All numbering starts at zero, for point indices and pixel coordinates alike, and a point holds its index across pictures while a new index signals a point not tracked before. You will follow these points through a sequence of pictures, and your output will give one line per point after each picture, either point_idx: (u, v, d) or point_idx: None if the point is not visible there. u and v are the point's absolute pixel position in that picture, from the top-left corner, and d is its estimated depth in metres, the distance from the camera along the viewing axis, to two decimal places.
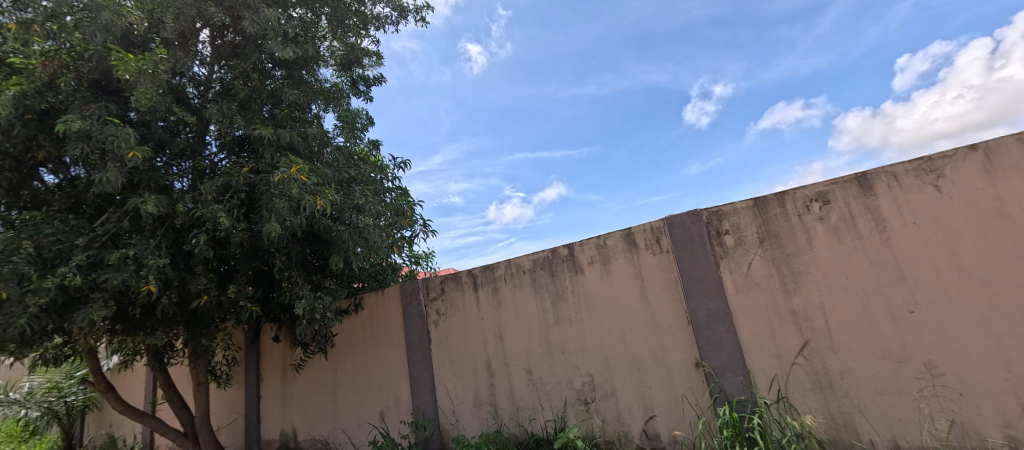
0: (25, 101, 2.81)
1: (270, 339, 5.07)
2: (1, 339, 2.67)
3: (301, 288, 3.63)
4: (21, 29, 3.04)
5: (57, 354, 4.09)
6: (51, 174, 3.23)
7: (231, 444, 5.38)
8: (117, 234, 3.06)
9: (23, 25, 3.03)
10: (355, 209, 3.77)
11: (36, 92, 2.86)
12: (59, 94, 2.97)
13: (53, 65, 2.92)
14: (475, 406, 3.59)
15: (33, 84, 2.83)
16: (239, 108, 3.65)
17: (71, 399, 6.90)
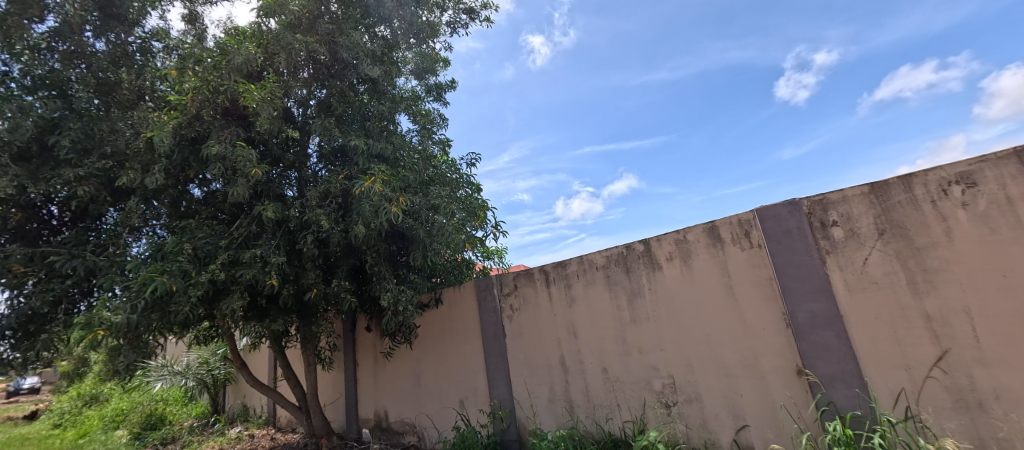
0: (181, 131, 3.49)
1: (363, 328, 5.62)
2: (173, 323, 3.36)
3: (388, 281, 3.97)
4: (176, 75, 3.75)
5: (205, 336, 4.98)
6: (198, 188, 3.95)
7: (335, 419, 6.09)
8: (246, 237, 3.65)
9: (181, 71, 3.79)
10: (432, 210, 3.98)
11: (186, 121, 3.54)
12: (203, 123, 3.63)
13: (199, 98, 3.58)
14: (550, 402, 3.62)
15: (186, 116, 3.51)
16: (336, 122, 4.14)
17: (216, 372, 8.43)
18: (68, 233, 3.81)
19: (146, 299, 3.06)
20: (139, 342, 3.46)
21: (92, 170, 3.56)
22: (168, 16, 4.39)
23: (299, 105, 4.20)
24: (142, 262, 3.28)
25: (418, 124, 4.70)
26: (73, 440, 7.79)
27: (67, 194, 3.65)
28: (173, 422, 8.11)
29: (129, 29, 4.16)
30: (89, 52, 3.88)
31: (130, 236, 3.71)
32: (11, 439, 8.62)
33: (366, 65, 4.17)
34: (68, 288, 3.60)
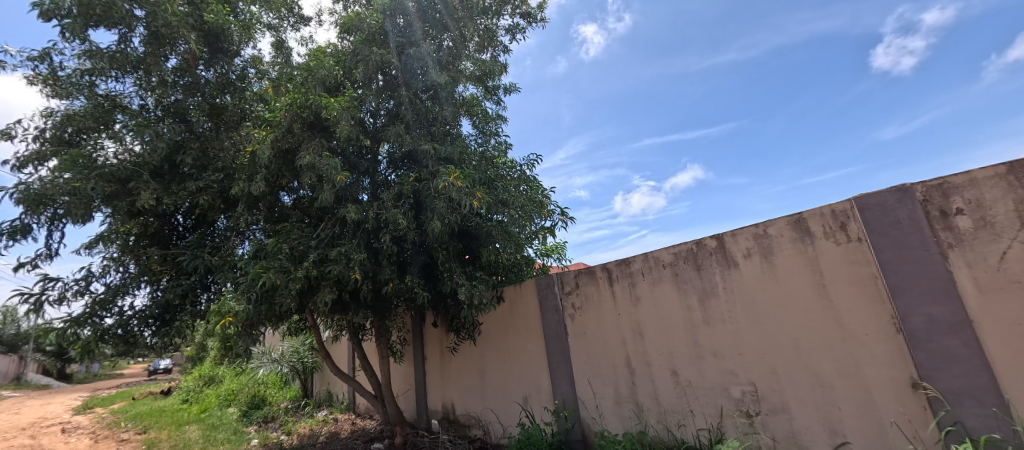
0: (277, 144, 3.94)
1: (430, 324, 5.90)
2: (277, 313, 3.80)
3: (459, 277, 4.14)
4: (270, 95, 4.25)
5: (296, 327, 5.56)
6: (288, 195, 4.41)
7: (407, 409, 6.47)
8: (331, 237, 4.03)
9: (276, 88, 4.29)
10: (500, 205, 4.13)
11: (281, 136, 3.99)
12: (294, 135, 4.05)
13: (291, 113, 3.98)
14: (616, 404, 3.51)
15: (280, 130, 3.92)
16: (404, 128, 4.40)
17: (306, 360, 9.39)
18: (190, 238, 4.47)
19: (256, 292, 3.51)
20: (248, 331, 3.95)
21: (208, 182, 4.18)
22: (261, 45, 4.98)
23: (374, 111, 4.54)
24: (250, 260, 3.76)
25: (478, 126, 4.83)
26: (197, 414, 9.16)
27: (189, 204, 4.30)
28: (272, 403, 9.18)
29: (232, 58, 4.77)
30: (203, 82, 4.51)
31: (236, 239, 4.26)
32: (152, 410, 10.35)
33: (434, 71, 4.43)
34: (193, 284, 4.25)
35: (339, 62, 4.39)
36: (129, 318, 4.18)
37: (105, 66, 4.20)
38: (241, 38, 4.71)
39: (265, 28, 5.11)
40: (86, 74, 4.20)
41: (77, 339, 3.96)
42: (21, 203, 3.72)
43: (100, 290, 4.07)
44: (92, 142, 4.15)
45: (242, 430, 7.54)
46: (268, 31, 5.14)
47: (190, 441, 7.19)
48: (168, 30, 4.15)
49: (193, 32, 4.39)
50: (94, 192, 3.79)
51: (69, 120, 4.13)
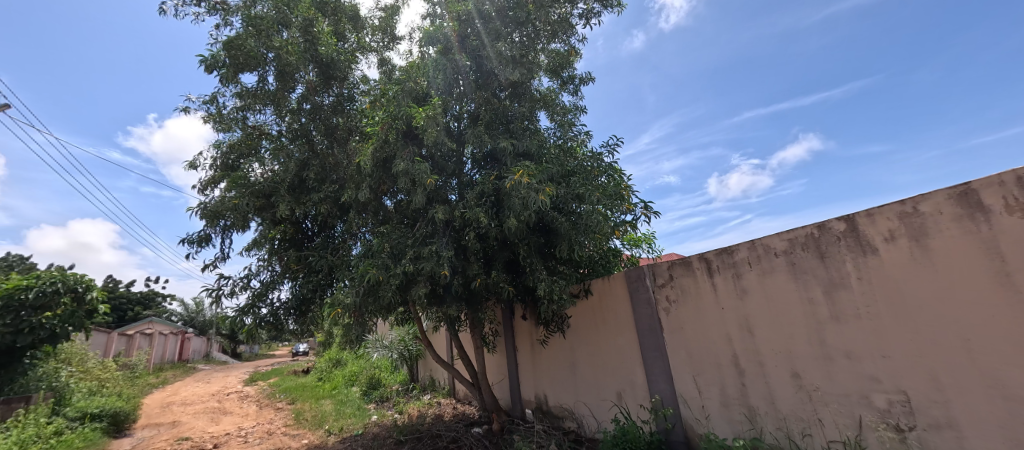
0: (377, 155, 4.40)
1: (520, 316, 6.06)
2: (382, 306, 4.26)
3: (541, 272, 4.18)
4: (371, 111, 4.77)
5: (402, 318, 6.16)
6: (389, 199, 4.90)
7: (502, 397, 6.75)
8: (425, 236, 4.39)
9: (376, 104, 4.81)
10: (577, 199, 4.07)
11: (380, 146, 4.41)
12: (389, 145, 4.46)
13: (387, 126, 4.43)
14: (724, 406, 3.22)
15: (379, 142, 4.38)
16: (486, 129, 4.58)
17: (411, 348, 10.38)
18: (316, 241, 5.22)
19: (365, 287, 3.98)
20: (362, 321, 4.51)
21: (327, 193, 4.86)
22: (365, 67, 5.60)
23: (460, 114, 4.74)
24: (361, 259, 4.28)
25: (555, 118, 4.80)
26: (329, 391, 10.76)
27: (314, 211, 5.04)
28: (386, 385, 10.34)
29: (342, 83, 5.40)
30: (319, 106, 5.23)
31: (351, 241, 4.89)
32: (297, 386, 12.43)
33: (510, 69, 4.54)
34: (319, 280, 4.97)
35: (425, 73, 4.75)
36: (277, 309, 5.08)
37: (251, 102, 5.15)
38: (346, 63, 5.35)
39: (366, 52, 5.74)
40: (239, 111, 5.19)
41: (243, 325, 4.94)
42: (203, 218, 4.76)
43: (257, 286, 4.99)
44: (247, 166, 5.13)
45: (365, 407, 8.66)
46: (370, 54, 5.76)
47: (326, 412, 8.50)
48: (292, 66, 4.90)
49: (310, 65, 5.12)
50: (247, 206, 4.67)
51: (230, 149, 5.16)
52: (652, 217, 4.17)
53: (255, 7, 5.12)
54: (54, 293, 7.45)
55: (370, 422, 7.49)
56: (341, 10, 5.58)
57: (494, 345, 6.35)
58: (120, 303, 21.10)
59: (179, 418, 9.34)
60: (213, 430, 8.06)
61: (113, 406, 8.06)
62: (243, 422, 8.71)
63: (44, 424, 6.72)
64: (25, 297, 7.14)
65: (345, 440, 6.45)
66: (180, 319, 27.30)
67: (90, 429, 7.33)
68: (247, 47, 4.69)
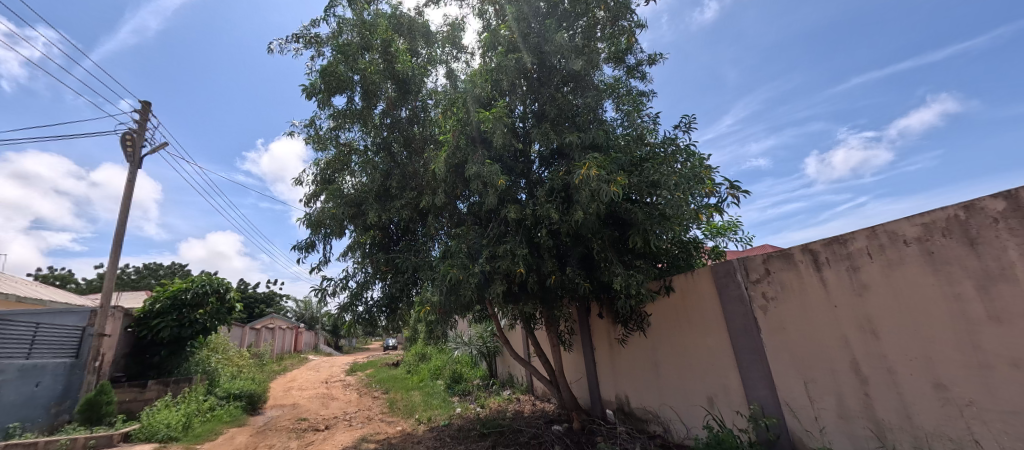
0: (451, 160, 4.62)
1: (596, 314, 5.92)
2: (462, 303, 4.44)
3: (616, 266, 4.04)
4: (443, 119, 5.00)
5: (479, 316, 6.37)
6: (463, 202, 5.09)
7: (581, 396, 6.66)
8: (499, 235, 4.48)
9: (447, 112, 5.07)
10: (651, 187, 3.87)
11: (452, 153, 4.64)
12: (459, 151, 4.64)
13: (457, 131, 4.63)
14: (842, 419, 2.80)
15: (452, 148, 4.62)
16: (552, 125, 4.54)
17: (490, 344, 10.72)
18: (400, 245, 5.61)
19: (447, 286, 4.21)
20: (444, 318, 4.78)
21: (409, 200, 5.23)
22: (436, 79, 5.89)
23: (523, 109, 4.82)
24: (441, 259, 4.52)
25: (621, 107, 4.62)
26: (417, 383, 11.57)
27: (398, 217, 5.45)
28: (467, 379, 10.82)
29: (416, 95, 5.73)
30: (397, 120, 5.66)
31: (431, 242, 5.20)
32: (390, 377, 13.56)
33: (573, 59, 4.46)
34: (405, 280, 5.36)
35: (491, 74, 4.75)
36: (371, 306, 5.60)
37: (342, 122, 5.74)
38: (419, 77, 5.71)
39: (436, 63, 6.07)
40: (333, 131, 5.80)
41: (345, 321, 5.59)
42: (308, 226, 5.45)
43: (354, 286, 5.56)
44: (341, 179, 5.73)
45: (449, 400, 9.14)
46: (440, 66, 6.04)
47: (416, 403, 9.15)
48: (374, 84, 5.39)
49: (388, 82, 5.58)
50: (342, 214, 5.23)
51: (327, 166, 5.82)
52: (740, 199, 3.78)
53: (341, 36, 5.69)
54: (204, 293, 9.39)
55: (455, 414, 7.89)
56: (413, 28, 5.98)
57: (570, 343, 6.28)
58: (251, 301, 25.00)
59: (297, 401, 10.75)
60: (324, 414, 9.15)
61: (249, 388, 9.56)
62: (347, 407, 9.74)
63: (202, 401, 8.21)
64: (185, 297, 9.07)
65: (434, 429, 6.88)
66: (295, 315, 31.40)
67: (233, 406, 8.76)
68: (336, 72, 5.21)
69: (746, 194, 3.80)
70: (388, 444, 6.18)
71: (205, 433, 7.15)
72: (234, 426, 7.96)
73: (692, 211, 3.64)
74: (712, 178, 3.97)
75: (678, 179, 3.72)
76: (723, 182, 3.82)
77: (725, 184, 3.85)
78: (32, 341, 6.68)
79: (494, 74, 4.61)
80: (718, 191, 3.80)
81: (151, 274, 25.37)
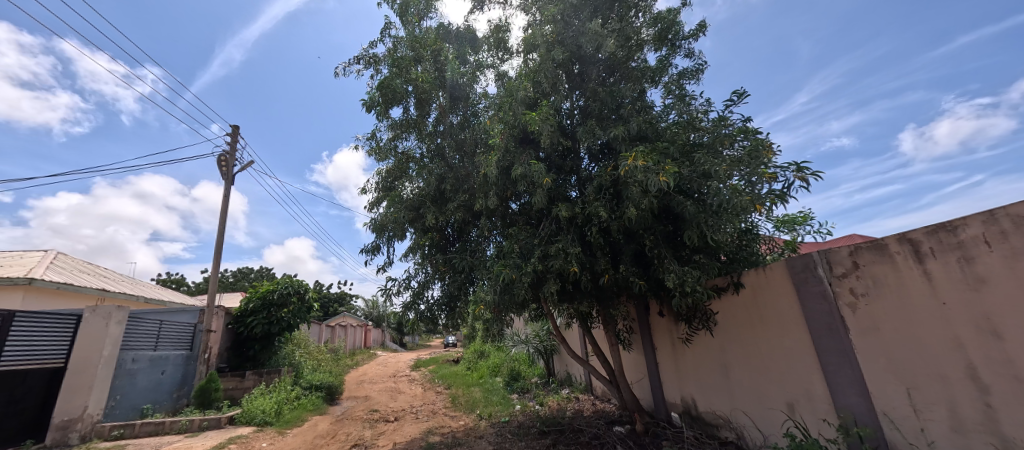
0: (502, 164, 4.65)
1: (657, 313, 5.67)
2: (516, 303, 4.48)
3: (671, 263, 3.84)
4: (490, 123, 5.08)
5: (535, 315, 6.38)
6: (515, 202, 5.11)
7: (643, 398, 6.41)
8: (550, 234, 4.44)
9: (493, 115, 5.16)
10: (703, 177, 3.62)
11: (502, 156, 4.67)
12: (508, 155, 4.66)
13: (505, 135, 4.62)
14: (957, 434, 2.40)
15: (502, 155, 4.60)
16: (598, 120, 4.44)
17: (546, 343, 10.73)
18: (456, 246, 5.78)
19: (501, 286, 4.28)
20: (499, 317, 4.86)
21: (462, 202, 5.41)
22: (485, 84, 5.99)
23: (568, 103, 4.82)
24: (495, 259, 4.61)
25: (671, 92, 4.46)
26: (477, 379, 11.89)
27: (453, 219, 5.65)
28: (525, 377, 10.91)
29: (468, 101, 5.97)
30: (451, 126, 5.92)
31: (486, 243, 5.33)
32: (451, 373, 14.07)
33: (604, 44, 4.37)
34: (462, 280, 5.54)
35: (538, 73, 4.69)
36: (432, 305, 5.89)
37: (400, 132, 6.06)
38: (468, 83, 5.89)
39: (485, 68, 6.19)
40: (392, 141, 6.12)
41: (409, 319, 5.93)
42: (373, 231, 5.85)
43: (416, 285, 5.87)
44: (400, 186, 6.08)
45: (508, 397, 9.28)
46: (488, 71, 6.13)
47: (477, 399, 9.41)
48: (427, 93, 5.66)
49: (440, 90, 5.83)
50: (403, 218, 5.55)
51: (387, 174, 6.22)
52: (809, 183, 3.39)
53: (396, 53, 6.00)
54: (288, 294, 10.44)
55: (514, 411, 8.00)
56: (460, 36, 6.17)
57: (629, 342, 6.08)
58: (327, 301, 27.30)
59: (369, 393, 11.56)
60: (393, 406, 9.76)
61: (328, 380, 10.45)
62: (413, 401, 10.29)
63: (289, 390, 9.14)
64: (273, 297, 10.20)
65: (495, 425, 7.03)
66: (364, 314, 33.75)
67: (315, 396, 9.62)
68: (392, 85, 5.54)
69: (815, 177, 3.41)
70: (451, 437, 6.44)
71: (293, 419, 7.94)
72: (317, 414, 8.76)
73: (750, 200, 3.35)
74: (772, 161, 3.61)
75: (733, 167, 3.44)
76: (787, 166, 3.46)
77: (789, 167, 3.49)
78: (157, 336, 7.91)
79: (538, 74, 4.60)
80: (780, 175, 3.45)
81: (244, 278, 28.58)
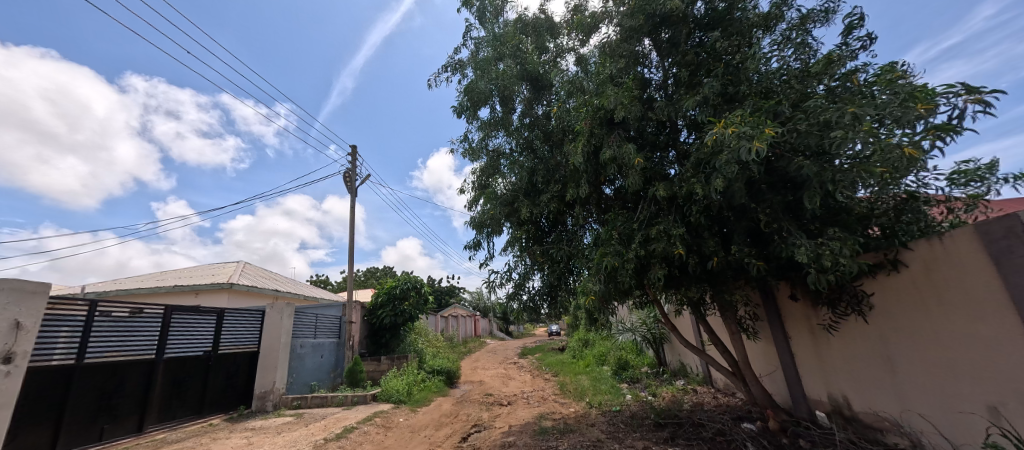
0: (587, 150, 4.42)
1: (787, 297, 4.88)
2: (615, 291, 4.25)
3: (797, 236, 3.24)
4: (574, 108, 4.88)
5: (639, 303, 5.96)
6: (609, 186, 4.86)
7: (777, 393, 5.59)
8: (649, 217, 4.10)
9: (572, 101, 4.98)
10: (824, 129, 3.04)
11: (587, 140, 4.44)
12: (597, 137, 4.41)
13: (589, 121, 4.38)
14: None
15: (592, 138, 4.39)
16: (692, 88, 4.04)
17: (654, 330, 10.11)
18: (552, 237, 5.75)
19: (603, 275, 4.04)
20: (602, 305, 4.68)
21: (554, 193, 5.34)
22: (567, 69, 5.80)
23: (659, 74, 4.45)
24: (593, 248, 4.45)
25: (789, 38, 3.76)
26: (583, 368, 11.79)
27: (547, 211, 5.62)
28: (634, 367, 10.46)
29: (550, 90, 5.90)
30: (537, 118, 5.90)
31: (582, 231, 5.21)
32: (557, 361, 14.20)
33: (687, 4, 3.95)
34: (563, 270, 5.49)
35: (627, 45, 4.31)
36: (534, 295, 6.00)
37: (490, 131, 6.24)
38: (550, 71, 5.80)
39: (566, 52, 5.98)
40: (483, 140, 6.31)
41: (512, 309, 6.13)
42: (473, 228, 6.18)
43: (517, 277, 6.02)
44: (493, 182, 6.26)
45: (618, 386, 9.00)
46: (569, 55, 5.91)
47: (585, 387, 9.31)
48: (510, 88, 5.73)
49: (523, 84, 5.86)
50: (499, 214, 5.73)
51: (480, 173, 6.47)
52: (991, 103, 2.69)
53: (479, 54, 6.16)
54: (407, 289, 11.71)
55: (626, 401, 7.71)
56: (538, 25, 6.05)
57: (755, 331, 5.33)
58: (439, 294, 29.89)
59: (483, 379, 12.32)
60: (506, 390, 10.25)
61: (447, 366, 11.41)
62: (523, 387, 10.66)
63: (416, 373, 10.22)
64: (395, 291, 11.56)
65: (606, 415, 6.86)
66: (471, 304, 36.05)
67: (438, 380, 10.60)
68: (477, 87, 5.76)
69: (995, 95, 2.70)
70: (563, 424, 6.49)
71: (422, 399, 8.89)
72: (440, 395, 9.65)
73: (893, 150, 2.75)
74: (925, 88, 2.94)
75: (854, 114, 2.85)
76: (952, 89, 2.78)
77: (953, 91, 2.80)
78: (315, 326, 9.49)
79: (621, 48, 4.32)
80: (943, 103, 2.81)
81: (372, 277, 32.70)
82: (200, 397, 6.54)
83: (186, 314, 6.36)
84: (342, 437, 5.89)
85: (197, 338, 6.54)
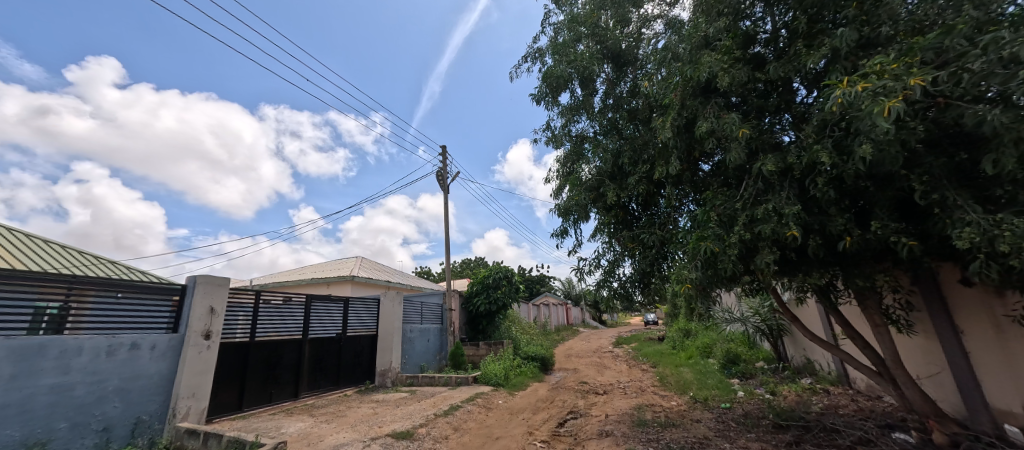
0: (679, 125, 4.03)
1: (957, 282, 3.87)
2: (717, 279, 3.83)
3: (973, 209, 2.54)
4: (662, 81, 4.48)
5: (750, 289, 5.27)
6: (707, 163, 4.41)
7: (944, 400, 4.51)
8: (757, 194, 3.58)
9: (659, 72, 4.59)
10: (1008, 67, 2.32)
11: (679, 114, 4.04)
12: (690, 111, 4.00)
13: (680, 93, 3.99)
14: None
15: (684, 112, 3.99)
16: (810, 38, 3.42)
17: (770, 321, 8.96)
18: (643, 221, 5.41)
19: (701, 260, 3.68)
20: (703, 293, 4.27)
21: (642, 174, 5.00)
22: (653, 39, 5.34)
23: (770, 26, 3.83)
24: (690, 231, 4.07)
25: None
26: (686, 360, 11.01)
27: (637, 194, 5.29)
28: (747, 361, 9.39)
29: (635, 66, 5.56)
30: (623, 96, 5.58)
31: (677, 213, 4.81)
32: (656, 352, 13.47)
33: None
34: (656, 255, 5.13)
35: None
36: (625, 282, 5.73)
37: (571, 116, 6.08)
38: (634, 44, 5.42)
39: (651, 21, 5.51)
40: (565, 127, 6.17)
41: (603, 296, 5.95)
42: (558, 215, 6.12)
43: (606, 264, 5.82)
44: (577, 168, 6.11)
45: (728, 381, 8.19)
46: (655, 23, 5.42)
47: (690, 380, 8.65)
48: (591, 70, 5.49)
49: (604, 62, 5.59)
50: (584, 200, 5.58)
51: (563, 159, 6.36)
52: None
53: (557, 40, 6.02)
54: (500, 278, 12.17)
55: (738, 397, 6.98)
56: None
57: (909, 324, 4.34)
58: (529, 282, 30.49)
59: (578, 367, 12.28)
60: (601, 379, 10.07)
61: (542, 352, 11.61)
62: (619, 377, 10.37)
63: (512, 359, 10.58)
64: (489, 281, 12.09)
65: (714, 411, 6.29)
66: (562, 293, 36.08)
67: (533, 366, 10.84)
68: (556, 72, 5.63)
69: None
70: (665, 417, 6.13)
71: (518, 384, 9.21)
72: (536, 381, 9.87)
73: None
74: None
75: None
76: None
77: None
78: (421, 313, 10.41)
79: (718, 4, 3.83)
80: None
81: (467, 267, 34.74)
82: (335, 374, 7.64)
83: (321, 303, 7.48)
84: (450, 414, 6.39)
85: (329, 324, 7.63)
